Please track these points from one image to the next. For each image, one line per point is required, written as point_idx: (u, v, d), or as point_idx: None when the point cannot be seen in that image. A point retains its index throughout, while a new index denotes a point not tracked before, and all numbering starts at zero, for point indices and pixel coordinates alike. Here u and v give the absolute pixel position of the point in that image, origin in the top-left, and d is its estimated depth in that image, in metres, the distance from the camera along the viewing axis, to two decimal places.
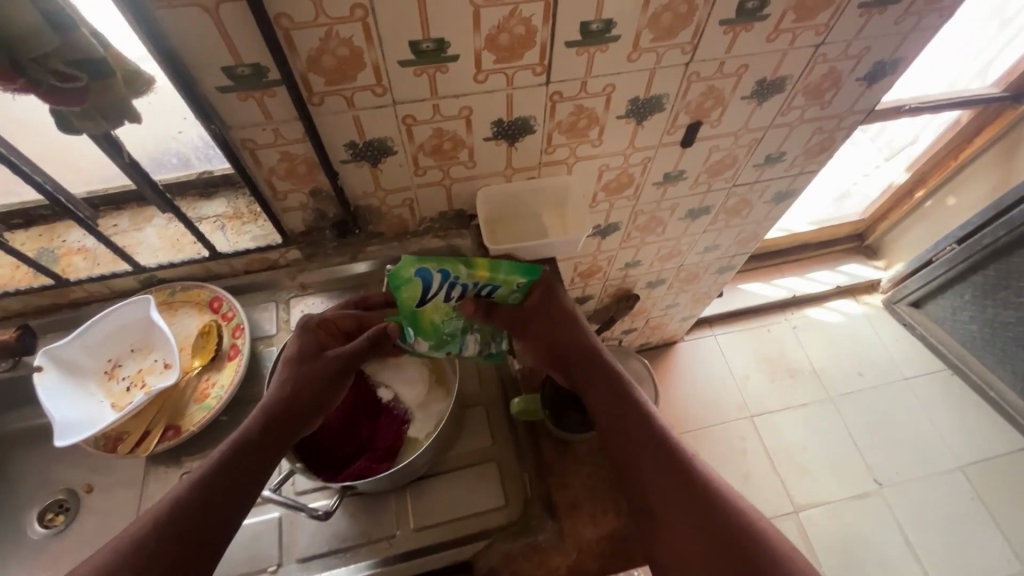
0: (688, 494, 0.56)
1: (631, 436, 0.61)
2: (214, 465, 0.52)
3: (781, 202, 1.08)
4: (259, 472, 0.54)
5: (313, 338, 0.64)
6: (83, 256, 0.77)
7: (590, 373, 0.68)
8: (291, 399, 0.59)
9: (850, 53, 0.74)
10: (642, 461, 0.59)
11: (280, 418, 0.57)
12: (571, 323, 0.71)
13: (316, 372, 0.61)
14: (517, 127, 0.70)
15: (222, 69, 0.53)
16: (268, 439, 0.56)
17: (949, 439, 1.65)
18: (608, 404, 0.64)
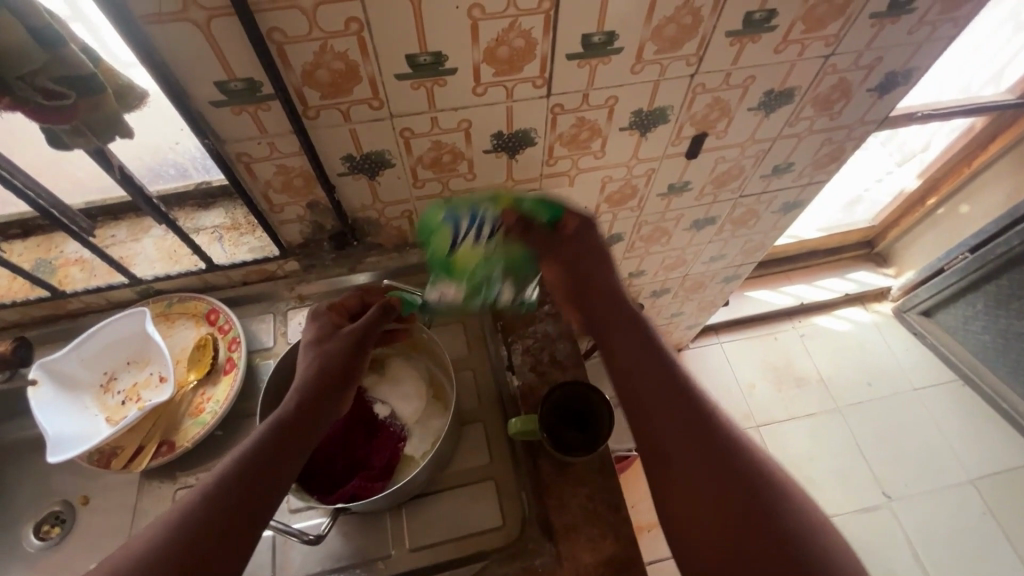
0: (712, 453, 0.49)
1: (651, 385, 0.53)
2: (252, 443, 0.51)
3: (789, 212, 1.06)
4: (299, 443, 0.53)
5: (328, 320, 0.64)
6: (80, 268, 0.76)
7: (609, 318, 0.61)
8: (317, 374, 0.58)
9: (861, 64, 0.72)
10: (661, 413, 0.52)
11: (310, 392, 0.56)
12: (599, 261, 0.66)
13: (338, 348, 0.60)
14: (518, 139, 0.69)
15: (215, 83, 0.52)
16: (302, 411, 0.55)
17: (960, 451, 1.61)
18: (627, 350, 0.57)
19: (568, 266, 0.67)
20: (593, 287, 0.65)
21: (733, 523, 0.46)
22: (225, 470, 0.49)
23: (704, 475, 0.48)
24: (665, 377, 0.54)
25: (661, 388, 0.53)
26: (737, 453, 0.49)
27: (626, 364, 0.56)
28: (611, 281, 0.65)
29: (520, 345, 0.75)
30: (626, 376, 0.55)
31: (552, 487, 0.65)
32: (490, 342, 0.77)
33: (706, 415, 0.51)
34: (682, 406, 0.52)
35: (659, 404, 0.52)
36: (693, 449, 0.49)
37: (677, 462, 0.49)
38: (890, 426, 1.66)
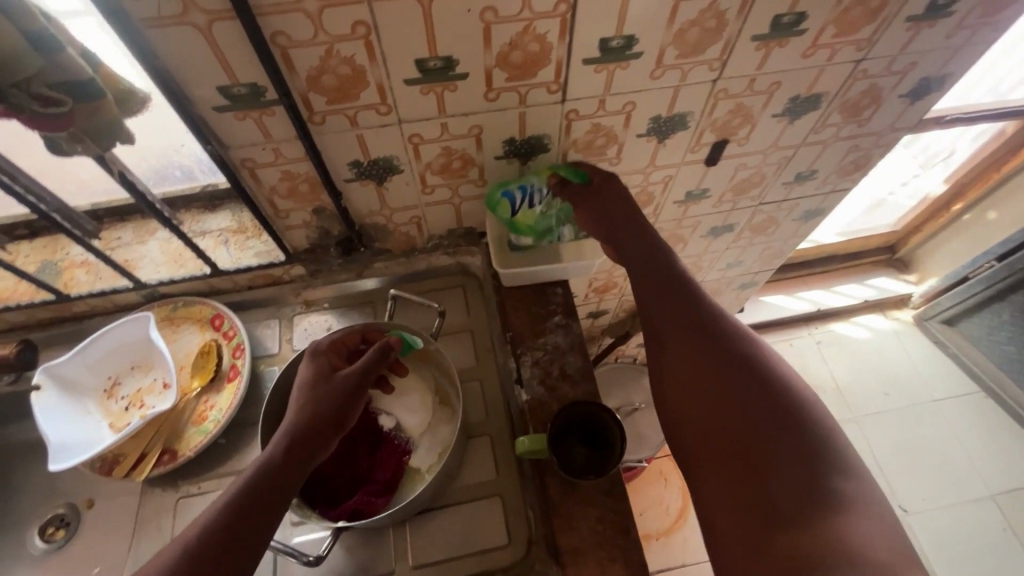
0: (727, 385, 0.53)
1: (675, 326, 0.58)
2: (230, 501, 0.48)
3: (810, 220, 1.02)
4: (280, 501, 0.50)
5: (324, 359, 0.61)
6: (85, 270, 0.75)
7: (643, 262, 0.63)
8: (306, 422, 0.54)
9: (893, 69, 0.68)
10: (681, 353, 0.57)
11: (298, 442, 0.53)
12: (629, 211, 0.65)
13: (331, 393, 0.57)
14: (531, 146, 0.66)
15: (217, 88, 0.51)
16: (286, 465, 0.51)
17: (980, 465, 1.57)
18: (656, 294, 0.61)
19: (601, 219, 0.66)
20: (636, 235, 0.65)
21: (729, 465, 0.51)
22: (200, 532, 0.46)
23: (719, 406, 0.53)
24: (689, 318, 0.58)
25: (685, 329, 0.58)
26: (756, 384, 0.53)
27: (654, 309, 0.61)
28: (650, 230, 0.65)
29: (529, 357, 0.73)
30: (653, 319, 0.60)
31: (559, 505, 0.64)
32: (499, 354, 0.74)
33: (726, 350, 0.55)
34: (704, 343, 0.56)
35: (680, 344, 0.57)
36: (711, 383, 0.54)
37: (695, 396, 0.55)
38: (908, 438, 1.62)
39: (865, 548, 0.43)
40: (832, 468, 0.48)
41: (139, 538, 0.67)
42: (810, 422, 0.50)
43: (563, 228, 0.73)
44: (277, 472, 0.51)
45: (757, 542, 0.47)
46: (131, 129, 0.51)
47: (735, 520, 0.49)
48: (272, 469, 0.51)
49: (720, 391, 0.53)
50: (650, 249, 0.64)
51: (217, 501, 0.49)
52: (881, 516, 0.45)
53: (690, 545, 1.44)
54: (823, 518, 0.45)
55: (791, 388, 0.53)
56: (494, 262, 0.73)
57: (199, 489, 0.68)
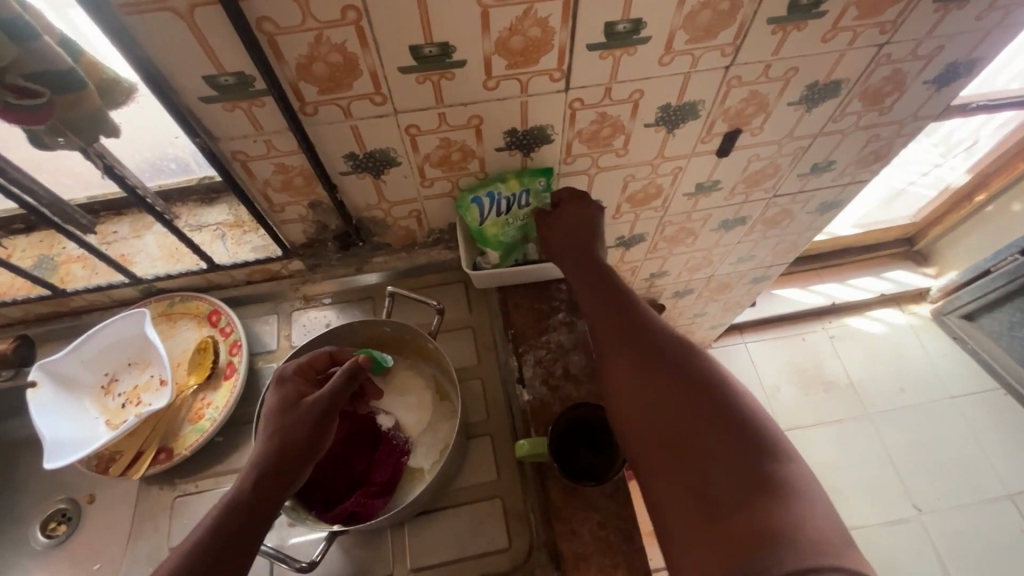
0: (657, 369, 0.51)
1: (608, 320, 0.58)
2: (198, 539, 0.47)
3: (826, 212, 0.98)
4: (247, 542, 0.48)
5: (290, 387, 0.57)
6: (82, 265, 0.74)
7: (582, 262, 0.65)
8: (272, 457, 0.52)
9: (918, 54, 0.64)
10: (612, 345, 0.56)
11: (265, 480, 0.51)
12: (586, 207, 0.68)
13: (298, 424, 0.54)
14: (533, 136, 0.63)
15: (204, 78, 0.49)
16: (252, 505, 0.50)
17: (998, 464, 1.53)
18: (595, 293, 0.61)
19: (561, 229, 0.67)
20: (572, 234, 0.66)
21: (665, 464, 0.46)
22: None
23: (651, 393, 0.50)
24: (623, 312, 0.58)
25: (618, 323, 0.57)
26: (688, 370, 0.50)
27: (592, 305, 0.60)
28: (592, 232, 0.67)
29: (532, 356, 0.71)
30: (591, 316, 0.60)
31: (560, 509, 0.62)
32: (500, 352, 0.73)
33: (657, 339, 0.54)
34: (635, 334, 0.55)
35: (614, 339, 0.56)
36: (643, 371, 0.51)
37: (628, 383, 0.52)
38: (923, 435, 1.58)
39: (798, 534, 0.38)
40: (766, 451, 0.43)
41: (137, 536, 0.66)
42: (746, 406, 0.46)
43: (528, 245, 0.73)
44: (242, 514, 0.49)
45: (701, 533, 0.41)
46: (115, 120, 0.49)
47: (673, 507, 0.43)
48: (239, 509, 0.49)
49: (650, 384, 0.50)
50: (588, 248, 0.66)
51: (184, 543, 0.48)
52: (818, 502, 0.41)
53: None
54: (760, 501, 0.40)
55: (722, 375, 0.49)
56: (463, 264, 0.72)
57: (196, 488, 0.67)
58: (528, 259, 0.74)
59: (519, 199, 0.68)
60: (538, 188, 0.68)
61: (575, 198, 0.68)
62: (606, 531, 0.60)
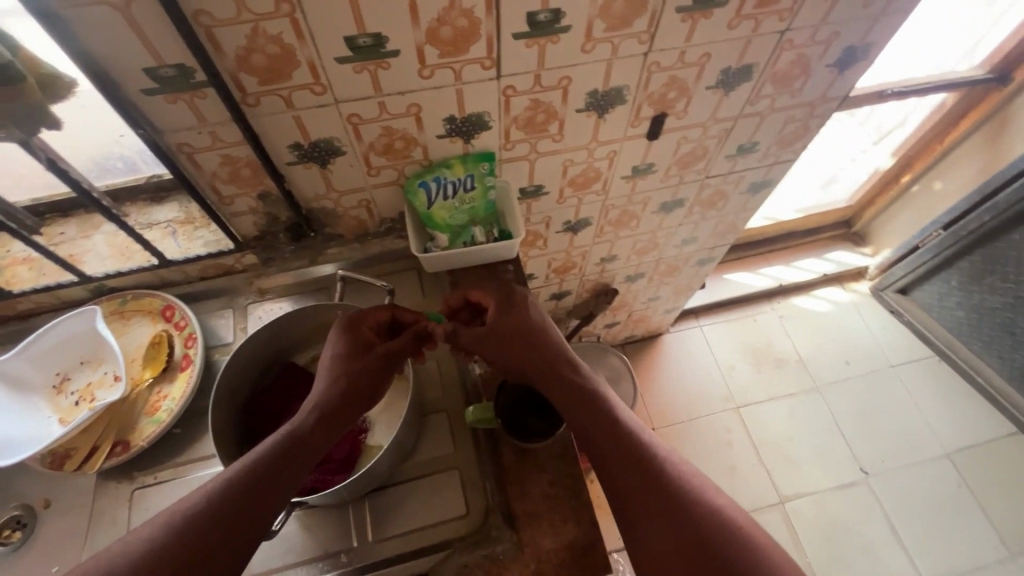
0: (660, 496, 0.53)
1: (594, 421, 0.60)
2: (266, 454, 0.54)
3: (758, 192, 1.05)
4: (301, 468, 0.55)
5: (357, 336, 0.66)
6: (28, 266, 0.74)
7: (553, 371, 0.65)
8: (337, 398, 0.61)
9: (818, 39, 0.71)
10: (613, 459, 0.57)
11: (325, 416, 0.59)
12: (533, 331, 0.68)
13: (366, 370, 0.64)
14: (472, 123, 0.67)
15: (144, 70, 0.51)
16: (312, 435, 0.57)
17: (935, 426, 1.64)
18: (578, 402, 0.62)
19: (508, 346, 0.67)
20: (530, 347, 0.67)
21: None
22: (230, 481, 0.51)
23: (665, 534, 0.51)
24: (613, 424, 0.59)
25: (616, 446, 0.57)
26: (693, 502, 0.53)
27: (581, 423, 0.60)
28: (532, 317, 0.70)
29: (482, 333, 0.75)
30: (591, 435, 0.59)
31: (513, 474, 0.67)
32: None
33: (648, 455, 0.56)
34: (637, 463, 0.56)
35: (612, 454, 0.57)
36: (650, 507, 0.53)
37: (645, 512, 0.53)
38: (867, 402, 1.68)
39: None
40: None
41: (96, 531, 0.66)
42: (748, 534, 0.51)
43: (475, 228, 0.75)
44: (302, 439, 0.56)
45: None
46: (56, 114, 0.51)
47: None
48: (300, 435, 0.56)
49: (658, 511, 0.53)
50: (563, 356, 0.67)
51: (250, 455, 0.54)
52: None
53: None
54: None
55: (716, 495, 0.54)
56: (411, 246, 0.74)
57: (155, 479, 0.68)
58: (475, 243, 0.75)
59: (464, 185, 0.73)
60: (482, 174, 0.73)
61: (506, 307, 0.70)
62: (556, 489, 0.66)
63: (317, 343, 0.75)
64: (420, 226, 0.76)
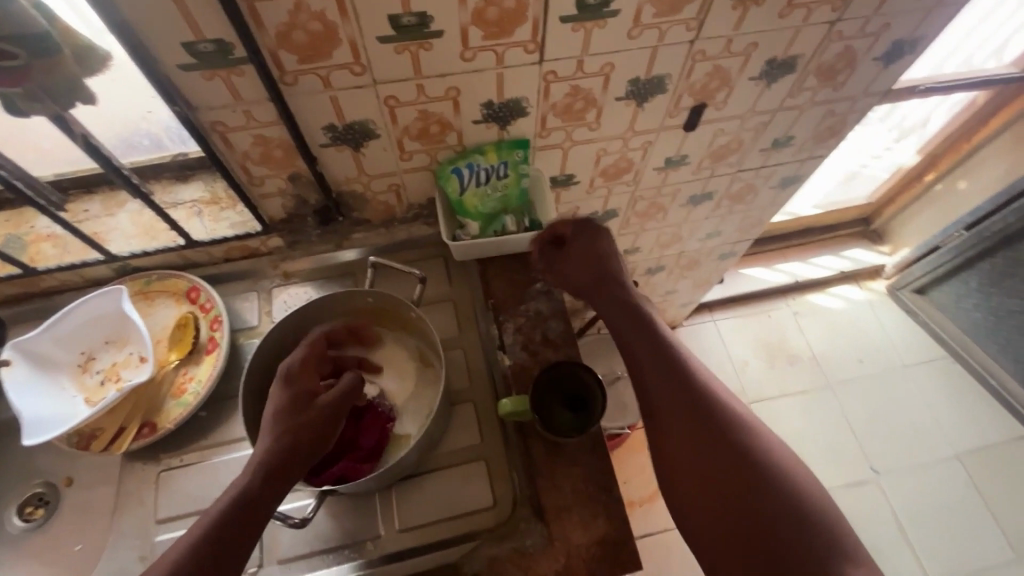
0: (700, 425, 0.56)
1: (648, 349, 0.61)
2: (201, 533, 0.48)
3: (787, 188, 1.03)
4: (244, 535, 0.50)
5: (299, 387, 0.59)
6: (53, 243, 0.73)
7: (612, 297, 0.66)
8: (281, 452, 0.53)
9: (867, 31, 0.69)
10: (659, 389, 0.59)
11: (270, 473, 0.52)
12: (601, 256, 0.69)
13: (312, 422, 0.56)
14: (509, 108, 0.65)
15: (182, 45, 0.49)
16: (255, 500, 0.51)
17: (946, 427, 1.63)
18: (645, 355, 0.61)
19: (579, 262, 0.69)
20: (595, 267, 0.69)
21: (724, 516, 0.53)
22: (171, 571, 0.46)
23: (731, 485, 0.54)
24: (681, 376, 0.59)
25: (685, 400, 0.57)
26: (772, 482, 0.54)
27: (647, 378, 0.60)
28: (614, 272, 0.68)
29: (512, 324, 0.72)
30: (639, 362, 0.61)
31: (544, 467, 0.64)
32: (478, 323, 0.75)
33: (697, 386, 0.58)
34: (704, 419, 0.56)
35: (661, 385, 0.59)
36: (713, 462, 0.55)
37: (686, 441, 0.56)
38: (879, 402, 1.67)
39: None
40: (800, 502, 0.53)
41: (121, 512, 0.66)
42: (819, 510, 0.53)
43: (506, 218, 0.74)
44: (245, 506, 0.50)
45: None
46: (91, 89, 0.50)
47: (719, 535, 0.53)
48: (242, 504, 0.50)
49: (699, 435, 0.56)
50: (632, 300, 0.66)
51: (194, 529, 0.49)
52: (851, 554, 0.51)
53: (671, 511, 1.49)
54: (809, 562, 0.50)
55: (783, 448, 0.56)
56: (442, 234, 0.73)
57: (181, 462, 0.68)
58: (505, 232, 0.73)
59: (497, 173, 0.71)
60: (516, 160, 0.71)
61: (586, 229, 0.71)
62: (587, 484, 0.64)
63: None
64: (450, 214, 0.75)
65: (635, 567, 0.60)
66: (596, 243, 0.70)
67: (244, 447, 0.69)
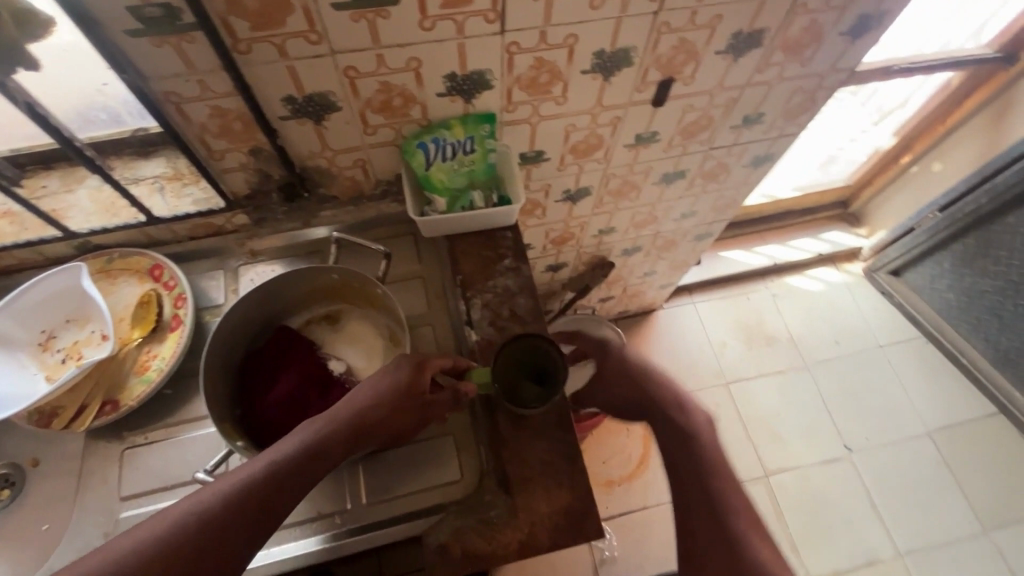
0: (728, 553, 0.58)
1: (693, 471, 0.65)
2: (281, 466, 0.53)
3: (760, 167, 1.04)
4: (306, 486, 0.54)
5: (418, 371, 0.61)
6: (9, 220, 0.71)
7: (662, 419, 0.70)
8: (362, 424, 0.57)
9: (833, 4, 0.69)
10: (697, 511, 0.62)
11: (345, 439, 0.57)
12: (647, 379, 0.73)
13: (406, 413, 0.60)
14: (473, 81, 0.65)
15: (127, 9, 0.48)
16: (324, 458, 0.55)
17: (918, 405, 1.67)
18: (689, 470, 0.65)
19: (617, 381, 0.74)
20: (640, 387, 0.72)
21: None
22: (239, 491, 0.51)
23: None
24: (713, 491, 0.63)
25: (710, 513, 0.62)
26: None
27: (682, 488, 0.65)
28: (660, 395, 0.71)
29: (479, 300, 0.72)
30: (683, 483, 0.65)
31: (508, 440, 0.65)
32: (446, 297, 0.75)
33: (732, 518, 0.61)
34: (727, 537, 0.60)
35: (700, 507, 0.62)
36: None
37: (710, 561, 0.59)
38: (854, 382, 1.71)
39: None
40: None
41: (84, 490, 0.65)
42: None
43: (474, 193, 0.74)
44: (315, 458, 0.55)
45: None
46: (33, 55, 0.49)
47: None
48: (313, 457, 0.55)
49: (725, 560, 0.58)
50: (689, 416, 0.69)
51: (274, 457, 0.54)
52: None
53: (649, 489, 1.51)
54: None
55: None
56: (408, 210, 0.72)
57: (145, 439, 0.67)
58: (473, 208, 0.73)
59: (464, 148, 0.71)
60: (482, 136, 0.71)
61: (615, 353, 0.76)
62: (552, 457, 0.64)
63: (309, 308, 0.75)
64: (417, 190, 0.75)
65: (597, 537, 0.61)
66: (639, 361, 0.75)
67: (210, 424, 0.68)
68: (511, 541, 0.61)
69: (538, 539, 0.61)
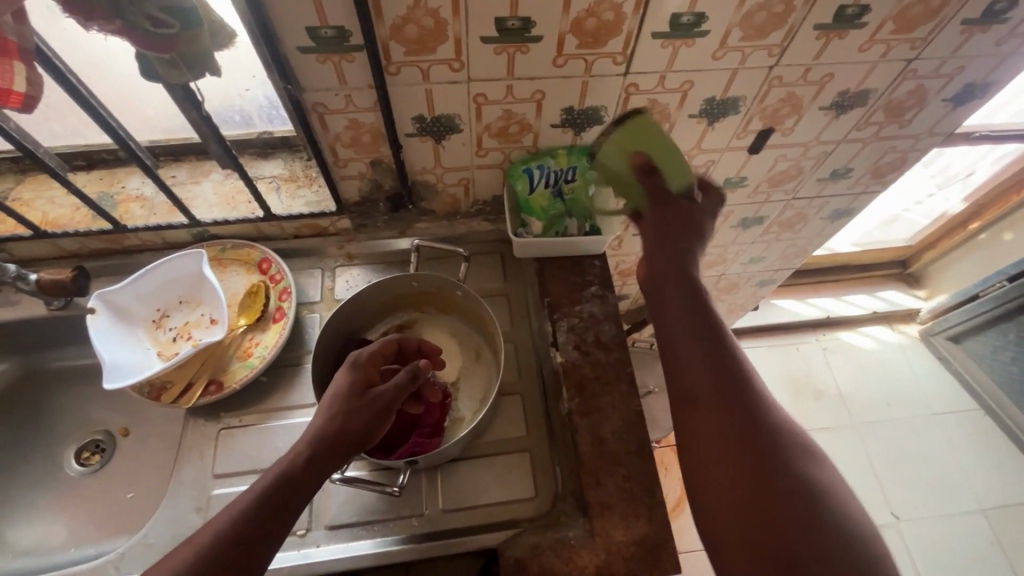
0: (736, 422, 0.48)
1: (695, 318, 0.54)
2: (249, 502, 0.50)
3: (837, 220, 1.05)
4: (286, 515, 0.51)
5: (362, 373, 0.59)
6: (141, 204, 0.77)
7: (664, 278, 0.57)
8: (320, 440, 0.53)
9: (941, 72, 0.71)
10: (701, 386, 0.51)
11: (310, 460, 0.53)
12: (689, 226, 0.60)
13: (362, 413, 0.55)
14: (587, 116, 0.68)
15: (306, 28, 0.53)
16: (294, 484, 0.51)
17: (972, 479, 1.60)
18: (690, 328, 0.54)
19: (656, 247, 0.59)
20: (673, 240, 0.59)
21: (755, 526, 0.45)
22: (201, 548, 0.47)
23: (761, 496, 0.45)
24: (711, 328, 0.53)
25: (717, 384, 0.50)
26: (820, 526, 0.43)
27: (686, 332, 0.54)
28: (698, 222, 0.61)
29: (566, 323, 0.74)
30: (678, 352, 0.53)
31: (589, 464, 0.66)
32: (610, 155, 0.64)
33: (742, 377, 0.51)
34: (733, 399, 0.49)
35: (705, 371, 0.51)
36: (748, 488, 0.46)
37: (718, 453, 0.48)
38: (905, 447, 1.65)
39: None
40: None
41: (181, 463, 0.68)
42: None
43: (570, 220, 0.76)
44: (286, 487, 0.51)
45: None
46: (218, 63, 0.53)
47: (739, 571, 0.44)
48: (280, 487, 0.51)
49: (733, 438, 0.48)
50: (786, 436, 0.48)
51: (247, 495, 0.51)
52: None
53: (685, 533, 1.48)
54: None
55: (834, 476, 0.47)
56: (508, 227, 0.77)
57: (240, 422, 0.71)
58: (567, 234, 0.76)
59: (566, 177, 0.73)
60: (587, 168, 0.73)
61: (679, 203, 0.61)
62: (631, 485, 0.65)
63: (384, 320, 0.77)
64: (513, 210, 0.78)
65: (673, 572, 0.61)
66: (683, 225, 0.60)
67: (301, 414, 0.71)
68: (588, 564, 0.62)
69: (613, 566, 0.62)
